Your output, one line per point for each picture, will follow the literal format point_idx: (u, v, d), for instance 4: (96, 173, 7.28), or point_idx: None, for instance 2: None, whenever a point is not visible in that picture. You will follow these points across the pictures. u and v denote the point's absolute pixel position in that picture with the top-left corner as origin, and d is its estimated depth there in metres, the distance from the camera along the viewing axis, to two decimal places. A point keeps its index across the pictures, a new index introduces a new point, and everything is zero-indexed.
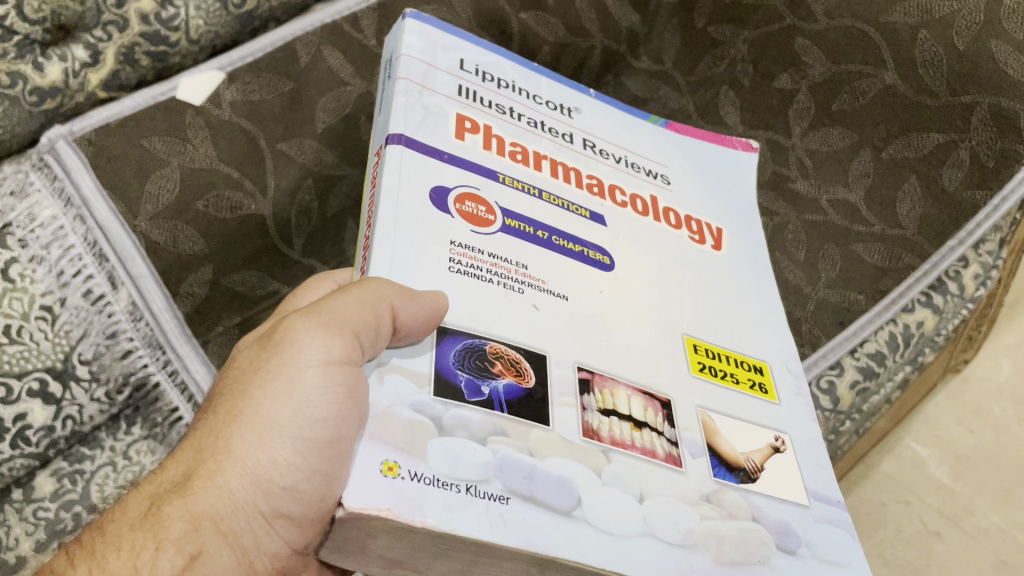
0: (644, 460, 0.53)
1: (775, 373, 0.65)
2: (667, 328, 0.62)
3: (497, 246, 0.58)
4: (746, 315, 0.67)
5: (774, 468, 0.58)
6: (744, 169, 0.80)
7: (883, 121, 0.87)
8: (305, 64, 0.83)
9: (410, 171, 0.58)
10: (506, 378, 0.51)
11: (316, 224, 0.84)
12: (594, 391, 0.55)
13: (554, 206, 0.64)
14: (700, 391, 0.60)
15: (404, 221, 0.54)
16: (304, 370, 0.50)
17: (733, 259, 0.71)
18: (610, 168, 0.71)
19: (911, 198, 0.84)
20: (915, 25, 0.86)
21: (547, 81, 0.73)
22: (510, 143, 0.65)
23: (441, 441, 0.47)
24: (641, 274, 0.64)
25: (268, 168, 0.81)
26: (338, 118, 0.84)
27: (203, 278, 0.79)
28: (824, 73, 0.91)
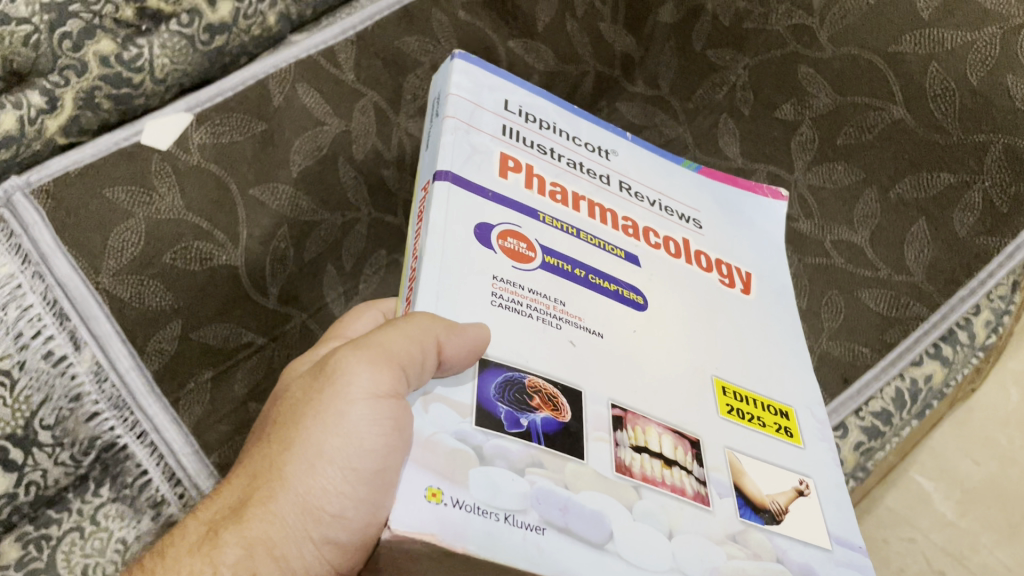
0: (673, 498, 0.51)
1: (802, 418, 0.63)
2: (695, 367, 0.60)
3: (538, 283, 0.56)
4: (773, 360, 0.65)
5: (798, 511, 0.56)
6: (770, 221, 0.76)
7: (889, 158, 0.83)
8: (278, 104, 0.78)
9: (457, 208, 0.56)
10: (541, 412, 0.50)
11: (293, 271, 0.80)
12: (626, 427, 0.53)
13: (591, 246, 0.62)
14: (729, 432, 0.58)
15: (452, 259, 0.53)
16: (354, 400, 0.49)
17: (762, 306, 0.69)
18: (645, 212, 0.68)
19: (919, 241, 0.80)
20: (926, 57, 0.81)
21: (588, 125, 0.71)
22: (550, 182, 0.64)
23: (482, 469, 0.46)
24: (673, 313, 0.62)
25: (240, 217, 0.77)
26: (313, 160, 0.79)
27: (172, 335, 0.75)
28: (829, 104, 0.86)
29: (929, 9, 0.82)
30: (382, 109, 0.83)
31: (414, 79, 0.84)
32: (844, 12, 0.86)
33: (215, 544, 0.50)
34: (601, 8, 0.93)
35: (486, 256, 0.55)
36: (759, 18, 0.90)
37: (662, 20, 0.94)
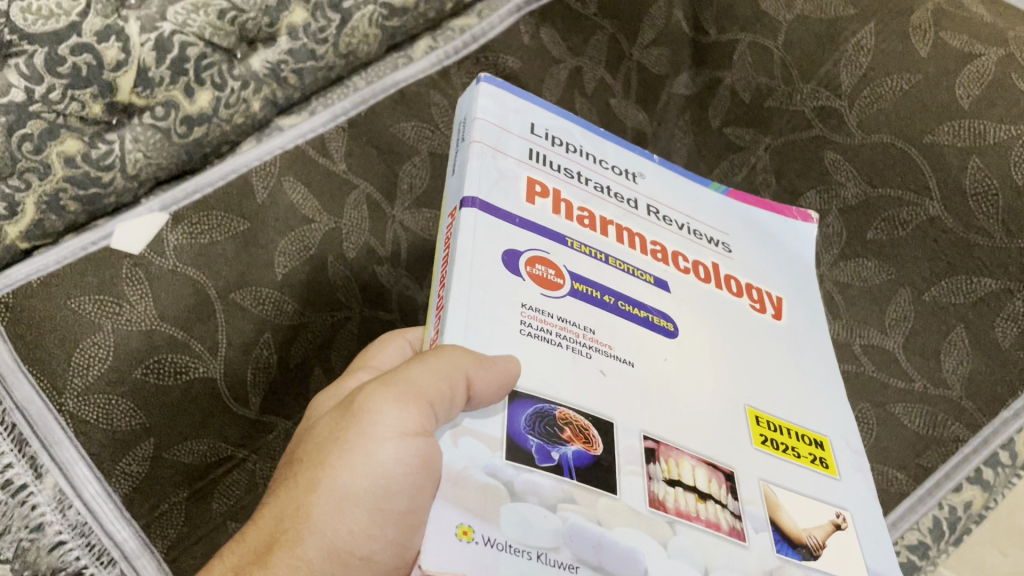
0: (708, 533, 0.49)
1: (837, 449, 0.59)
2: (726, 395, 0.56)
3: (568, 311, 0.53)
4: (805, 385, 0.61)
5: (837, 545, 0.53)
6: (800, 244, 0.72)
7: (924, 257, 0.76)
8: (262, 200, 0.73)
9: (483, 236, 0.53)
10: (573, 445, 0.48)
11: (278, 377, 0.72)
12: (660, 459, 0.50)
13: (622, 273, 0.58)
14: (761, 461, 0.55)
15: (481, 288, 0.51)
16: (382, 441, 0.48)
17: (796, 333, 0.64)
18: (673, 234, 0.64)
19: (958, 350, 0.74)
20: (965, 150, 0.76)
21: (614, 145, 0.66)
22: (577, 207, 0.60)
23: (513, 505, 0.45)
24: (705, 341, 0.59)
25: (219, 324, 0.70)
26: (300, 261, 0.73)
27: (142, 455, 0.67)
28: (858, 195, 0.80)
29: (968, 98, 0.76)
30: (376, 201, 0.76)
31: (410, 167, 0.78)
32: (875, 97, 0.80)
33: None
34: (611, 82, 0.87)
35: (514, 285, 0.52)
36: (782, 97, 0.84)
37: (678, 93, 0.89)
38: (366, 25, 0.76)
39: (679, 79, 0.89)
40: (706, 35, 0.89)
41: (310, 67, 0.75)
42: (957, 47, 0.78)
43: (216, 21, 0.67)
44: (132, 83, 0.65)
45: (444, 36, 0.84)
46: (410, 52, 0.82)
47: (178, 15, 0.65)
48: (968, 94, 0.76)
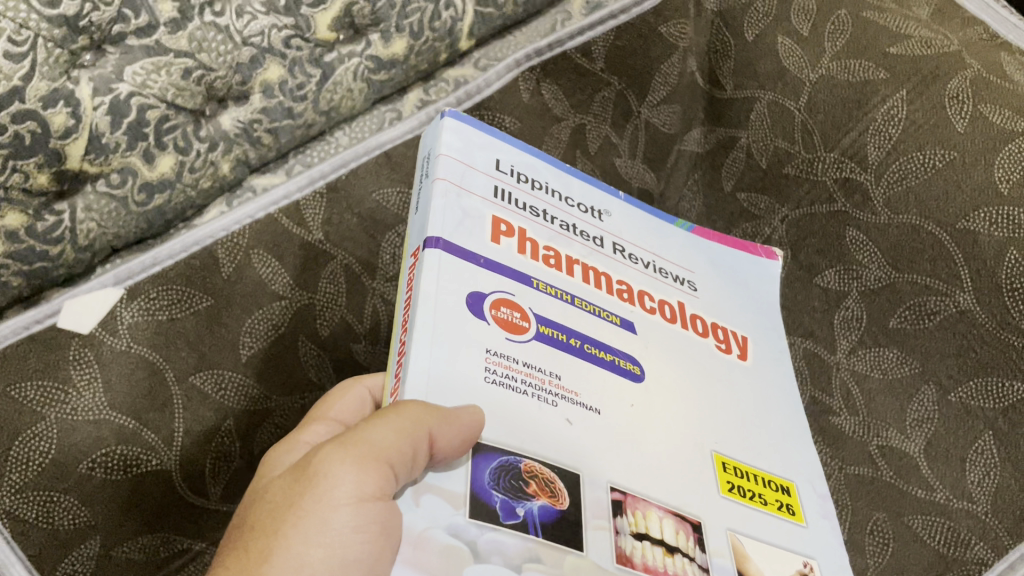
0: None
1: (804, 494, 0.54)
2: (690, 441, 0.52)
3: (534, 356, 0.48)
4: (768, 431, 0.56)
5: None
6: (767, 284, 0.67)
7: (952, 354, 0.70)
8: (228, 275, 0.66)
9: (447, 282, 0.48)
10: (539, 499, 0.43)
11: (240, 466, 0.66)
12: (626, 512, 0.46)
13: (586, 314, 0.53)
14: (727, 509, 0.50)
15: (447, 332, 0.46)
16: (341, 505, 0.43)
17: (761, 375, 0.60)
18: (638, 273, 0.59)
19: (986, 461, 0.68)
20: (1002, 241, 0.69)
21: (578, 182, 0.61)
22: (543, 245, 0.55)
23: (476, 570, 0.39)
24: (671, 387, 0.53)
25: (177, 411, 0.64)
26: (268, 341, 0.66)
27: (87, 555, 0.61)
28: (882, 278, 0.74)
29: (1008, 183, 0.69)
30: (354, 273, 0.69)
31: (395, 237, 0.71)
32: (904, 173, 0.73)
33: None
34: (617, 141, 0.81)
35: (476, 327, 0.47)
36: (803, 164, 0.77)
37: (688, 150, 0.83)
38: (350, 79, 0.70)
39: (691, 135, 0.84)
40: (722, 90, 0.83)
41: (288, 126, 0.68)
42: (997, 124, 0.71)
43: (180, 80, 0.61)
44: (83, 151, 0.58)
45: (437, 87, 0.76)
46: (399, 106, 0.75)
47: (136, 75, 0.59)
48: (1009, 179, 0.69)
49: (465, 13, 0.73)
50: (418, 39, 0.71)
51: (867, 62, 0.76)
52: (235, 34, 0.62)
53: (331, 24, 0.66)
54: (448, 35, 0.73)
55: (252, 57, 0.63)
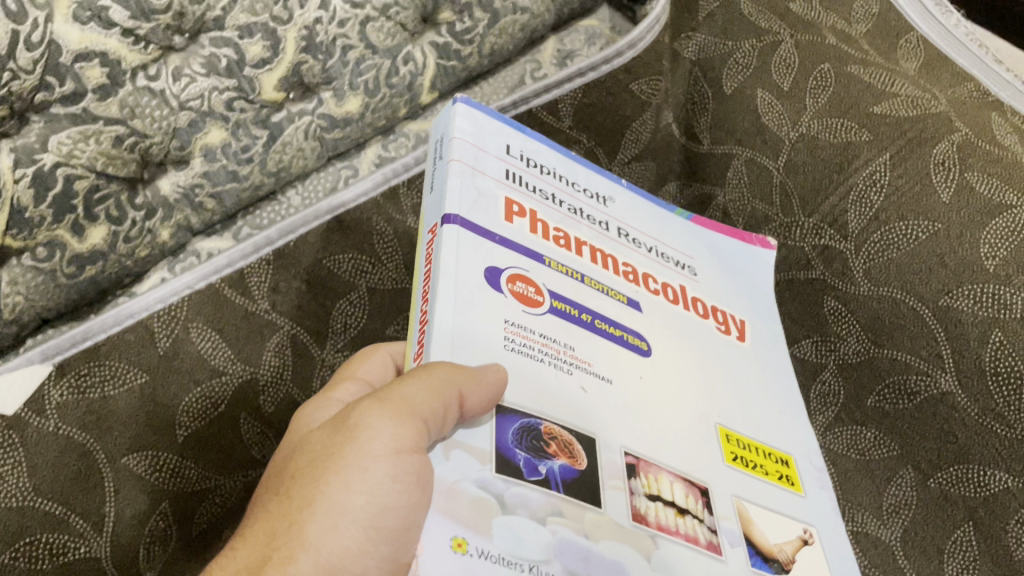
0: (689, 549, 0.43)
1: (802, 467, 0.52)
2: (697, 412, 0.49)
3: (549, 329, 0.45)
4: (769, 404, 0.54)
5: (806, 561, 0.47)
6: (760, 273, 0.64)
7: (933, 440, 0.67)
8: (164, 350, 0.62)
9: (465, 257, 0.44)
10: (559, 459, 0.41)
11: (178, 552, 0.59)
12: (640, 475, 0.44)
13: (597, 292, 0.49)
14: (733, 477, 0.48)
15: (466, 304, 0.42)
16: (378, 457, 0.40)
17: (760, 357, 0.57)
18: (643, 257, 0.55)
19: (965, 554, 0.64)
20: (987, 322, 0.65)
21: (581, 165, 0.56)
22: (554, 227, 0.51)
23: (505, 518, 0.38)
24: (679, 366, 0.50)
25: (107, 493, 0.59)
26: (206, 421, 0.62)
27: None
28: (860, 353, 0.70)
29: (994, 260, 0.66)
30: (303, 344, 0.65)
31: (346, 304, 0.67)
32: (885, 244, 0.69)
33: None
34: None
35: (493, 300, 0.44)
36: (781, 229, 0.74)
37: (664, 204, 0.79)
38: (300, 138, 0.66)
39: (668, 189, 0.80)
40: (699, 145, 0.79)
41: (232, 190, 0.65)
42: (985, 195, 0.67)
43: (111, 149, 0.57)
44: (4, 225, 0.54)
45: (395, 142, 0.72)
46: (356, 161, 0.71)
47: (62, 145, 0.55)
48: (994, 255, 0.66)
49: (426, 66, 0.70)
50: (374, 96, 0.68)
51: (850, 123, 0.73)
52: (172, 98, 0.58)
53: (278, 85, 0.62)
54: (407, 90, 0.70)
55: (190, 121, 0.60)
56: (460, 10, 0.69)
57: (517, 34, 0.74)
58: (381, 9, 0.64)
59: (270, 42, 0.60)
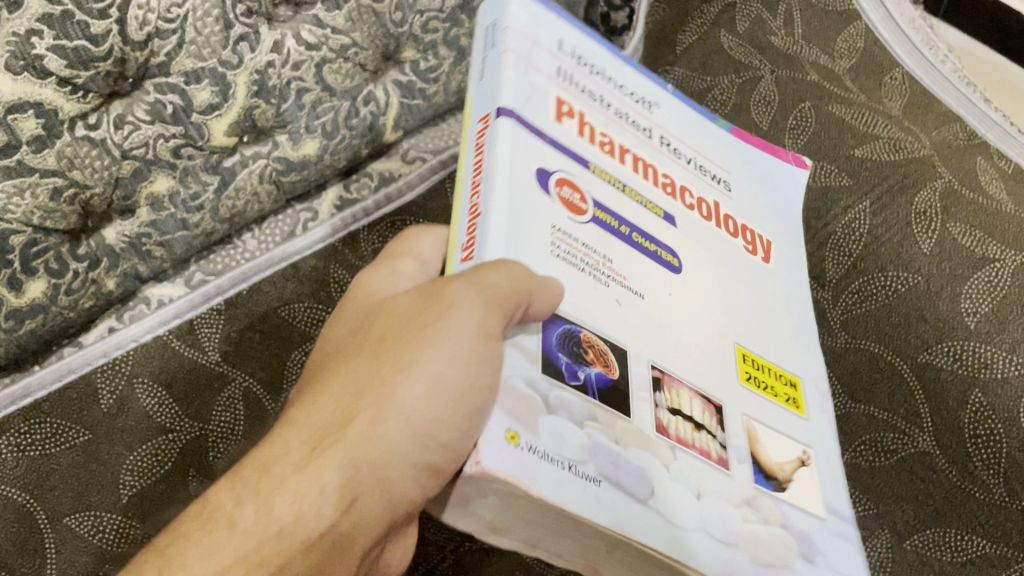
0: (700, 462, 0.44)
1: (809, 393, 0.52)
2: (718, 329, 0.49)
3: (590, 236, 0.46)
4: (787, 318, 0.54)
5: (806, 481, 0.48)
6: (793, 194, 0.61)
7: (909, 499, 0.63)
8: (109, 407, 0.60)
9: (516, 153, 0.45)
10: (596, 367, 0.42)
11: None
12: (663, 389, 0.45)
13: (636, 204, 0.50)
14: (743, 396, 0.48)
15: (517, 205, 0.43)
16: (470, 331, 0.41)
17: (784, 283, 0.55)
18: (682, 168, 0.54)
19: None
20: (967, 381, 0.64)
21: (629, 68, 0.55)
22: (600, 133, 0.51)
23: (549, 418, 0.39)
24: (707, 279, 0.51)
25: (48, 556, 0.57)
26: (151, 479, 0.59)
27: None
28: (835, 408, 0.66)
29: (975, 316, 0.65)
30: (255, 396, 0.62)
31: (300, 355, 0.64)
32: (864, 295, 0.67)
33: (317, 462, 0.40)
34: None
35: (541, 203, 0.45)
36: None
37: None
38: (255, 183, 0.64)
39: None
40: None
41: (182, 238, 0.62)
42: (968, 246, 0.67)
43: (48, 203, 0.54)
44: None
45: (358, 183, 0.70)
46: (316, 204, 0.69)
47: None
48: (976, 313, 0.65)
49: (388, 106, 0.67)
50: (333, 139, 0.65)
51: (829, 166, 0.71)
52: (114, 147, 0.55)
53: (229, 130, 0.60)
54: (368, 131, 0.67)
55: (134, 170, 0.57)
56: (424, 48, 0.66)
57: None
58: (338, 50, 0.61)
59: (219, 87, 0.57)
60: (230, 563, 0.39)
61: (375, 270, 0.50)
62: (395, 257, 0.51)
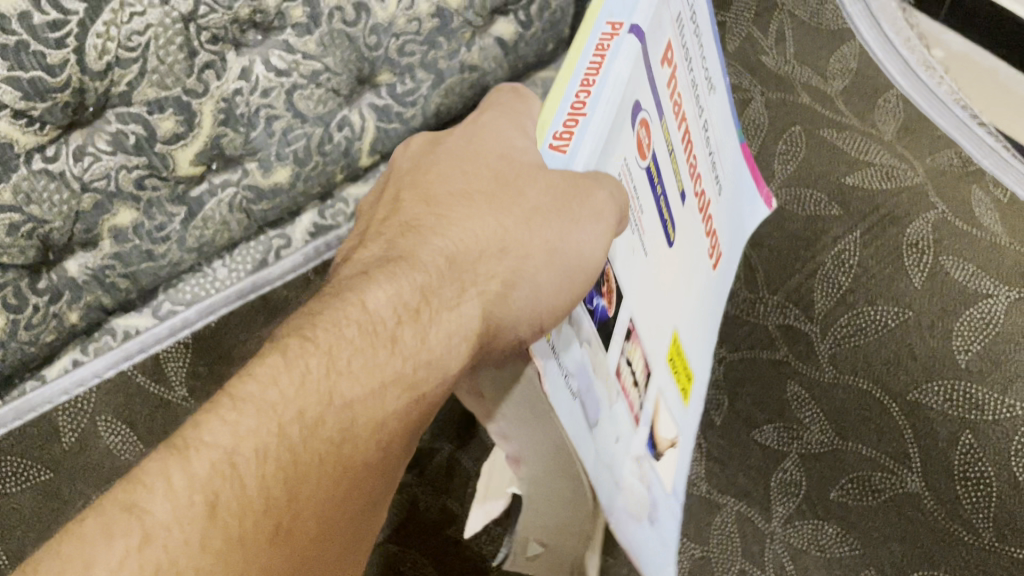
0: (627, 416, 0.51)
1: (698, 385, 0.64)
2: (671, 310, 0.58)
3: (639, 183, 0.51)
4: (705, 327, 0.65)
5: (669, 457, 0.58)
6: (749, 221, 0.71)
7: (896, 540, 0.61)
8: (72, 447, 0.60)
9: (634, 79, 0.47)
10: (602, 299, 0.48)
11: None
12: (631, 343, 0.51)
13: (673, 169, 0.56)
14: (666, 373, 0.58)
15: (617, 135, 0.46)
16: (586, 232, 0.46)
17: (717, 287, 0.66)
18: (707, 158, 0.62)
19: None
20: (957, 421, 0.62)
21: (714, 45, 0.62)
22: (677, 92, 0.55)
23: (568, 332, 0.46)
24: (682, 259, 0.59)
25: None
26: None
27: None
28: (823, 443, 0.65)
29: (966, 354, 0.63)
30: None
31: None
32: (852, 329, 0.66)
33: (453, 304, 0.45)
34: None
35: (628, 135, 0.48)
36: (743, 304, 0.70)
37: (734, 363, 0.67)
38: (224, 212, 0.62)
39: None
40: None
41: (149, 269, 0.60)
42: (959, 281, 0.65)
43: (5, 236, 0.52)
44: None
45: (334, 209, 0.68)
46: (289, 231, 0.67)
47: None
48: (967, 349, 0.63)
49: (364, 130, 0.65)
50: (305, 166, 0.63)
51: (819, 194, 0.70)
52: (73, 180, 0.53)
53: (194, 160, 0.58)
54: (342, 157, 0.65)
55: (95, 203, 0.55)
56: (401, 72, 0.64)
57: (466, 93, 0.70)
58: (309, 76, 0.59)
59: (183, 116, 0.55)
60: (386, 379, 0.42)
61: (499, 116, 0.51)
62: (515, 113, 0.51)
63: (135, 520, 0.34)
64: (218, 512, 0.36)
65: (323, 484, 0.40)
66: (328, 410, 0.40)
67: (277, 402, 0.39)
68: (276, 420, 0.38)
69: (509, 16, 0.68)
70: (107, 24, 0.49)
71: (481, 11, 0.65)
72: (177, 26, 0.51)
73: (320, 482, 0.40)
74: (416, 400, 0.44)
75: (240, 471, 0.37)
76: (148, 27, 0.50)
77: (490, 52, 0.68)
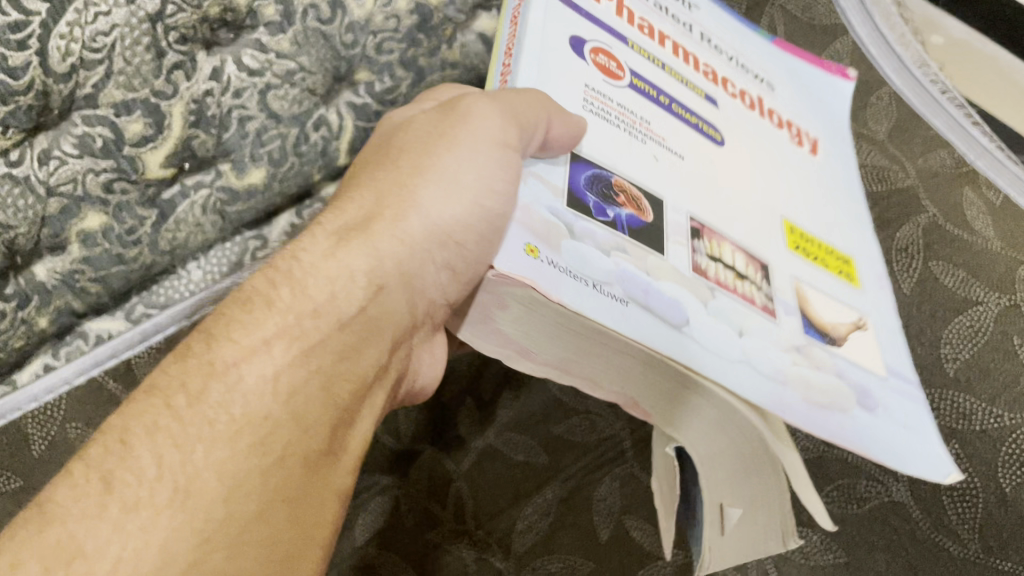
0: (745, 306, 0.46)
1: (864, 266, 0.55)
2: (763, 203, 0.53)
3: (627, 100, 0.51)
4: (837, 213, 0.57)
5: (858, 341, 0.49)
6: (835, 104, 0.66)
7: (882, 548, 0.59)
8: (40, 452, 0.62)
9: (552, 22, 0.50)
10: (625, 209, 0.46)
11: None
12: (704, 238, 0.48)
13: (674, 80, 0.55)
14: (793, 261, 0.51)
15: (543, 69, 0.49)
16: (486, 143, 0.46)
17: (826, 168, 0.60)
18: (722, 62, 0.61)
19: None
20: (946, 430, 0.60)
21: None
22: (638, 16, 0.57)
23: (573, 244, 0.42)
24: (748, 154, 0.55)
25: None
26: None
27: None
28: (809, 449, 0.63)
29: (955, 362, 0.62)
30: None
31: None
32: None
33: (348, 248, 0.43)
34: None
35: (578, 66, 0.50)
36: None
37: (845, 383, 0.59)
38: (198, 214, 0.60)
39: None
40: None
41: (119, 274, 0.59)
42: (949, 288, 0.64)
43: None
44: None
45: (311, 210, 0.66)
46: (265, 231, 0.65)
47: None
48: (954, 359, 0.62)
49: (342, 129, 0.64)
50: (280, 166, 0.62)
51: None
52: (38, 185, 0.52)
53: (165, 162, 0.56)
54: (320, 157, 0.64)
55: (62, 207, 0.54)
56: (379, 70, 0.62)
57: None
58: (283, 76, 0.58)
59: (152, 118, 0.53)
60: (269, 335, 0.39)
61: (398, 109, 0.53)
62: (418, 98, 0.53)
63: (40, 514, 0.32)
64: (114, 486, 0.33)
65: (235, 445, 0.36)
66: (212, 381, 0.37)
67: (163, 386, 0.37)
68: (162, 401, 0.36)
69: (492, 12, 0.66)
70: (71, 25, 0.47)
71: (463, 7, 0.63)
72: (144, 26, 0.50)
73: (224, 443, 0.36)
74: (312, 351, 0.40)
75: (131, 448, 0.35)
76: (113, 27, 0.49)
77: (472, 49, 0.66)
